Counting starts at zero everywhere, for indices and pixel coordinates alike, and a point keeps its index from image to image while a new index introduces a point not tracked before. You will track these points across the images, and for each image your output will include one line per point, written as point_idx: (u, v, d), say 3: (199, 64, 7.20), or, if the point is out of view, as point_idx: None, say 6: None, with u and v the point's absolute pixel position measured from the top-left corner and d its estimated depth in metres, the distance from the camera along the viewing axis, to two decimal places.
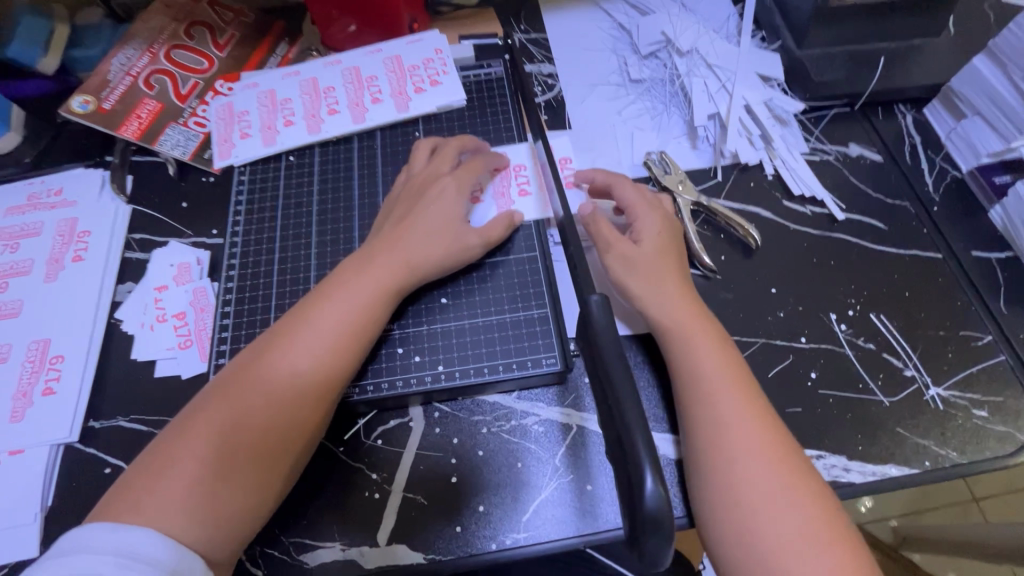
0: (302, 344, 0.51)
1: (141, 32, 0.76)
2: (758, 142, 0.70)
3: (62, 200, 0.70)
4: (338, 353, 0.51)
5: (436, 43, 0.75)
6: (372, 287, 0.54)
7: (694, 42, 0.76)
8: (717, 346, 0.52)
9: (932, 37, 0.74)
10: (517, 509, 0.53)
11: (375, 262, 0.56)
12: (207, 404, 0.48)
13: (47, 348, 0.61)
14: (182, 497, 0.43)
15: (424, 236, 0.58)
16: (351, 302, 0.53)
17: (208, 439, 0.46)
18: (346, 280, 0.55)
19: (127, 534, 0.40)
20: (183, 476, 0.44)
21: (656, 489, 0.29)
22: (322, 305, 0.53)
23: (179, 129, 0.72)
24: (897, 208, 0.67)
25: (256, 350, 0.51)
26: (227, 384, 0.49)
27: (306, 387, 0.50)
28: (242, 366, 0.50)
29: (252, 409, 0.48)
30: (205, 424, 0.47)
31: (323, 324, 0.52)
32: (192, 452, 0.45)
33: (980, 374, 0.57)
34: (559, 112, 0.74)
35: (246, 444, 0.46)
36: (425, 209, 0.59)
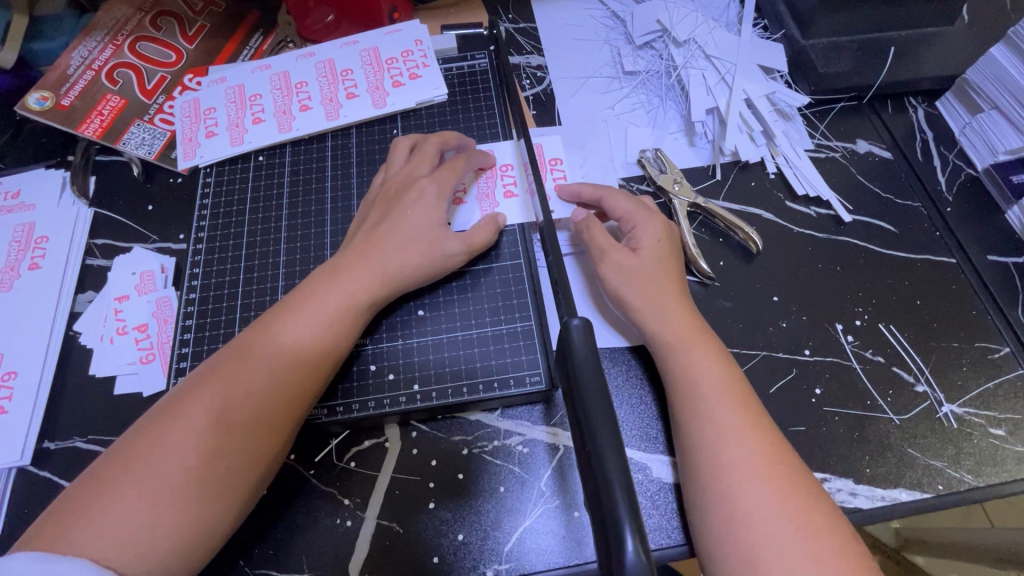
0: (264, 360, 0.47)
1: (103, 22, 0.71)
2: (759, 139, 0.65)
3: (19, 203, 0.66)
4: (305, 370, 0.48)
5: (417, 34, 0.70)
6: (341, 298, 0.51)
7: (691, 31, 0.72)
8: (715, 359, 0.48)
9: (945, 25, 0.69)
10: (499, 537, 0.49)
11: (346, 271, 0.52)
12: (156, 424, 0.44)
13: (0, 363, 0.57)
14: (120, 527, 0.39)
15: (398, 244, 0.54)
16: (319, 315, 0.50)
17: (154, 463, 0.42)
18: (313, 291, 0.51)
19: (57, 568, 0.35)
20: (123, 505, 0.40)
21: (639, 554, 0.26)
22: (286, 317, 0.49)
23: (144, 126, 0.68)
24: (908, 209, 0.62)
25: (213, 366, 0.47)
26: (180, 402, 0.45)
27: (267, 407, 0.46)
28: (197, 383, 0.46)
29: (206, 430, 0.43)
30: (151, 446, 0.42)
31: (288, 339, 0.48)
32: (136, 477, 0.41)
33: (996, 389, 0.53)
34: (548, 107, 0.70)
35: (197, 469, 0.42)
36: (399, 214, 0.55)
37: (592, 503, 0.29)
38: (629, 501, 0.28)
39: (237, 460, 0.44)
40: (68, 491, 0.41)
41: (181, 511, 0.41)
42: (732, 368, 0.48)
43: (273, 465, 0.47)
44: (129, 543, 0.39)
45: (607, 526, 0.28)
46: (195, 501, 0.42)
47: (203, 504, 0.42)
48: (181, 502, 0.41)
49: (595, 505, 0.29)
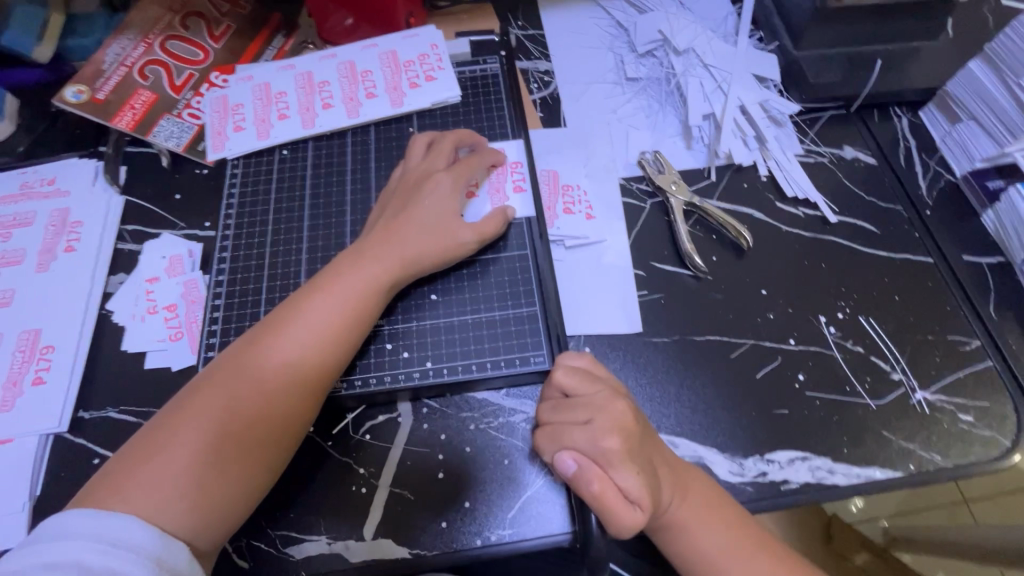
0: (292, 337, 0.51)
1: (136, 22, 0.75)
2: (752, 143, 0.70)
3: (55, 190, 0.70)
4: (329, 347, 0.52)
5: (432, 38, 0.74)
6: (364, 281, 0.55)
7: (690, 42, 0.76)
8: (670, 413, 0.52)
9: (929, 40, 0.73)
10: (503, 506, 0.53)
11: (368, 256, 0.56)
12: (195, 394, 0.48)
13: (38, 338, 0.61)
14: (169, 483, 0.44)
15: (415, 232, 0.58)
16: (342, 296, 0.54)
17: (195, 428, 0.46)
18: (337, 274, 0.55)
19: (114, 523, 0.40)
20: (171, 463, 0.45)
21: None
22: (313, 298, 0.53)
23: (173, 120, 0.72)
24: (889, 211, 0.67)
25: (246, 342, 0.51)
26: (217, 374, 0.49)
27: (297, 378, 0.50)
28: (234, 356, 0.50)
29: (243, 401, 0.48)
30: (195, 411, 0.47)
31: (314, 318, 0.52)
32: (179, 441, 0.45)
33: (966, 379, 0.57)
34: (554, 110, 0.74)
35: (233, 434, 0.47)
36: (417, 205, 0.59)
37: None
38: None
39: (268, 427, 0.48)
40: (120, 452, 0.46)
41: (220, 471, 0.46)
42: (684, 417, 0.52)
43: (302, 431, 0.51)
44: (175, 498, 0.44)
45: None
46: (231, 462, 0.46)
47: (238, 466, 0.46)
48: (219, 464, 0.46)
49: None
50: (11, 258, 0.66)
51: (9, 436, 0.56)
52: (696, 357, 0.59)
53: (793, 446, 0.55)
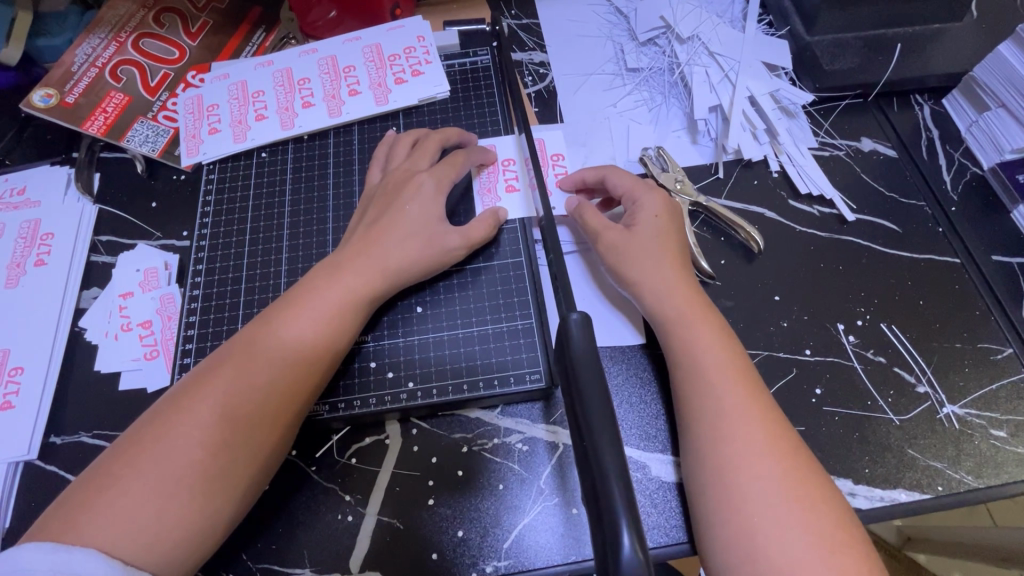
0: (266, 353, 0.48)
1: (107, 19, 0.71)
2: (762, 136, 0.65)
3: (25, 200, 0.66)
4: (303, 365, 0.48)
5: (419, 30, 0.70)
6: (342, 293, 0.51)
7: (695, 28, 0.71)
8: (717, 332, 0.49)
9: (953, 21, 0.68)
10: (498, 535, 0.49)
11: (347, 266, 0.52)
12: (162, 415, 0.44)
13: (7, 359, 0.58)
14: (122, 522, 0.40)
15: (399, 239, 0.54)
16: (319, 309, 0.50)
17: (158, 452, 0.42)
18: (314, 285, 0.52)
19: (68, 558, 0.36)
20: (126, 499, 0.41)
21: (635, 550, 0.26)
22: (287, 315, 0.50)
23: (148, 124, 0.68)
24: (912, 208, 0.62)
25: (218, 359, 0.48)
26: (184, 394, 0.46)
27: (268, 402, 0.46)
28: (200, 379, 0.47)
29: (213, 423, 0.44)
30: (152, 443, 0.43)
31: (290, 332, 0.49)
32: (145, 467, 0.42)
33: (998, 391, 0.53)
34: (550, 105, 0.69)
35: (201, 458, 0.43)
36: (401, 209, 0.56)
37: (590, 498, 0.29)
38: (628, 501, 0.27)
39: (238, 451, 0.45)
40: (82, 478, 0.42)
41: (185, 499, 0.42)
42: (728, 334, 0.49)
43: (275, 455, 0.47)
44: (137, 529, 0.40)
45: (604, 524, 0.27)
46: (200, 489, 0.43)
47: (207, 493, 0.43)
48: (186, 490, 0.42)
49: (591, 499, 0.29)
50: None
51: None
52: None
53: None
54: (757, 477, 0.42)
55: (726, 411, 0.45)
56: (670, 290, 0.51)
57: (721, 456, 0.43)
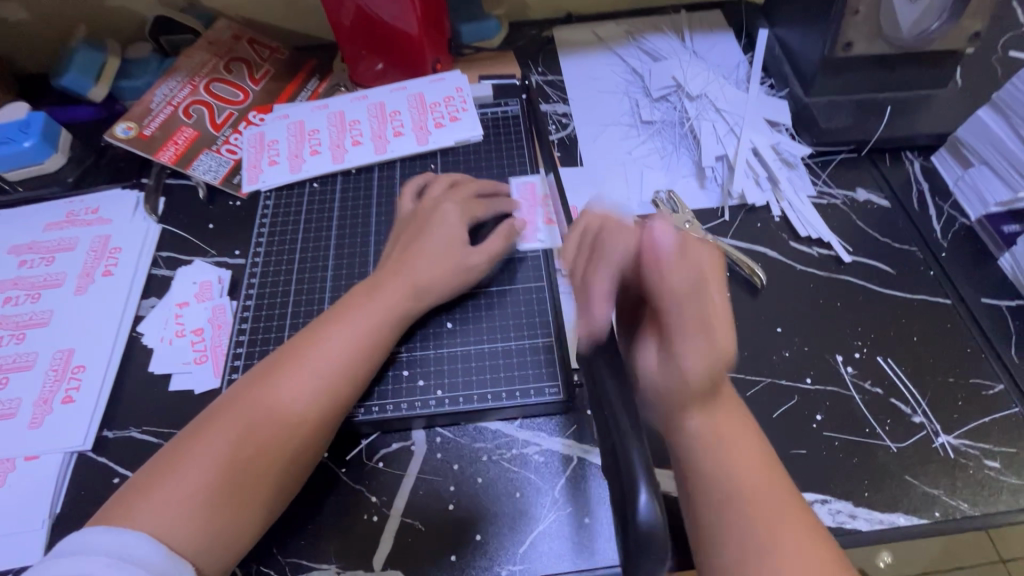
0: (310, 360, 0.53)
1: (185, 66, 0.82)
2: (764, 184, 0.71)
3: (98, 218, 0.74)
4: (339, 376, 0.53)
5: (457, 82, 0.79)
6: (377, 313, 0.57)
7: (703, 87, 0.79)
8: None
9: (939, 88, 0.75)
10: (514, 540, 0.52)
11: (384, 286, 0.58)
12: (216, 416, 0.50)
13: (71, 358, 0.64)
14: (177, 511, 0.44)
15: (431, 260, 0.60)
16: (356, 327, 0.55)
17: (211, 448, 0.47)
18: (354, 303, 0.57)
19: (119, 540, 0.42)
20: (180, 491, 0.45)
21: (651, 505, 0.31)
22: (329, 328, 0.55)
23: (212, 155, 0.77)
24: (904, 252, 0.67)
25: (267, 367, 0.53)
26: (238, 397, 0.51)
27: (310, 406, 0.51)
28: (253, 382, 0.52)
29: (260, 424, 0.49)
30: (206, 441, 0.48)
31: (331, 343, 0.54)
32: (195, 466, 0.47)
33: (991, 424, 0.56)
34: (571, 150, 0.77)
35: (245, 458, 0.48)
36: (427, 237, 0.62)
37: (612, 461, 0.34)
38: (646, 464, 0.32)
39: (277, 454, 0.49)
40: (141, 474, 0.47)
41: (232, 494, 0.46)
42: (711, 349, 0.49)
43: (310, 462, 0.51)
44: (186, 524, 0.44)
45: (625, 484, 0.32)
46: (244, 485, 0.47)
47: (249, 492, 0.47)
48: (229, 489, 0.46)
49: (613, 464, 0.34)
50: (53, 281, 0.69)
51: (35, 453, 0.58)
52: None
53: (811, 488, 0.53)
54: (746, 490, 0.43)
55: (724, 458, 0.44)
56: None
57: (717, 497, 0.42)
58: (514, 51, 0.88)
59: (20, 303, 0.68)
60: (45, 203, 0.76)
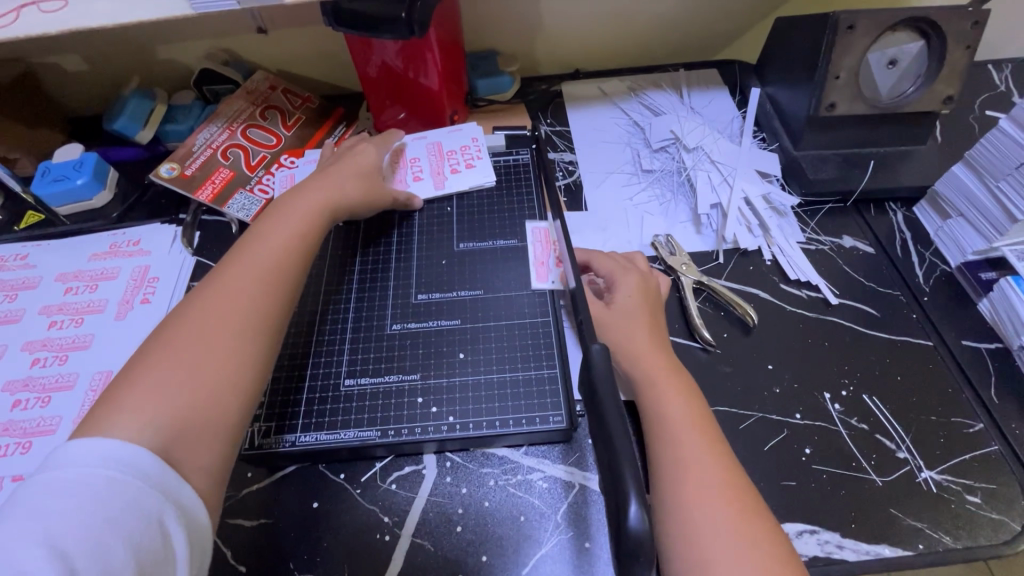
0: (248, 271, 0.55)
1: (225, 112, 0.89)
2: (756, 230, 0.77)
3: (139, 250, 0.81)
4: (281, 270, 0.57)
5: (473, 133, 0.86)
6: (303, 223, 0.62)
7: (699, 140, 0.86)
8: (681, 392, 0.58)
9: (919, 144, 0.82)
10: (518, 561, 0.55)
11: (280, 215, 0.63)
12: (159, 341, 0.49)
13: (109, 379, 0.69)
14: (143, 423, 0.43)
15: (341, 183, 0.69)
16: (280, 235, 0.60)
17: (166, 364, 0.47)
18: (272, 224, 0.61)
19: (110, 449, 0.41)
20: (143, 407, 0.44)
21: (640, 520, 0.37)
22: (250, 248, 0.58)
23: (245, 194, 0.83)
24: (888, 296, 0.72)
25: (200, 290, 0.54)
26: (178, 320, 0.51)
27: (256, 308, 0.53)
28: (189, 305, 0.52)
29: (212, 333, 0.50)
30: (159, 361, 0.47)
31: (264, 256, 0.57)
32: (157, 377, 0.46)
33: (972, 460, 0.59)
34: (577, 195, 0.83)
35: (208, 361, 0.49)
36: (329, 176, 0.70)
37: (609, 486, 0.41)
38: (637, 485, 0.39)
39: (238, 336, 0.51)
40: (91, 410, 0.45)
41: (200, 398, 0.47)
42: (692, 394, 0.58)
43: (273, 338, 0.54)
44: (161, 417, 0.44)
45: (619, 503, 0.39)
46: (211, 387, 0.48)
47: (218, 381, 0.48)
48: (198, 388, 0.47)
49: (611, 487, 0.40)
50: (95, 307, 0.75)
51: None
52: None
53: (801, 519, 0.56)
54: (710, 511, 0.50)
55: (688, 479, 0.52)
56: (649, 356, 0.61)
57: (681, 510, 0.50)
58: (525, 103, 0.96)
59: (64, 327, 0.73)
60: (91, 235, 0.83)
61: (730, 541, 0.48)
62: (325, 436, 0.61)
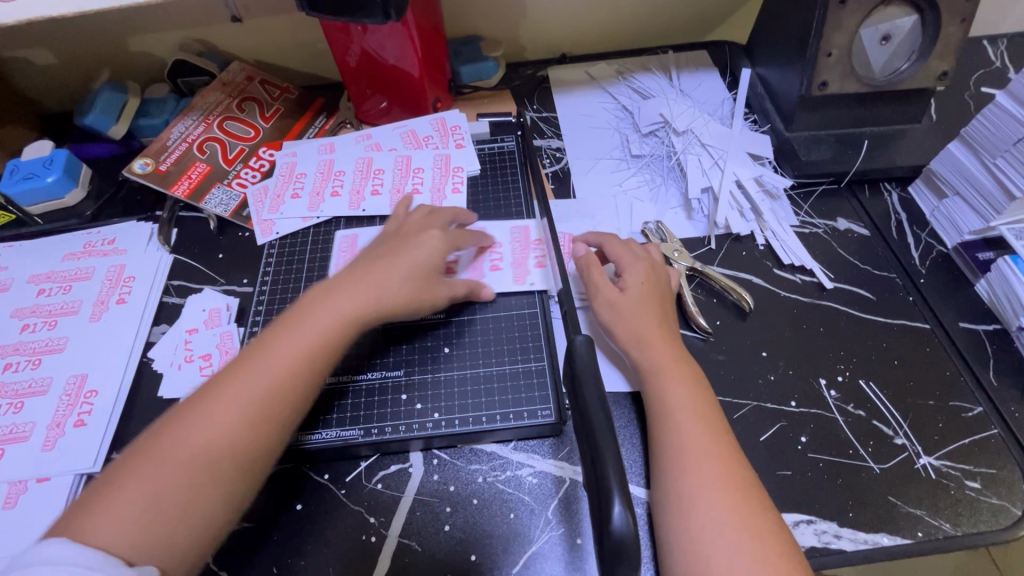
0: (263, 372, 0.53)
1: (200, 105, 0.87)
2: (749, 214, 0.75)
3: (114, 249, 0.78)
4: (292, 381, 0.53)
5: (455, 120, 0.85)
6: (331, 316, 0.57)
7: (689, 123, 0.83)
8: (689, 385, 0.56)
9: (913, 123, 0.80)
10: (508, 560, 0.54)
11: (336, 294, 0.58)
12: (166, 429, 0.50)
13: (84, 383, 0.66)
14: (136, 522, 0.45)
15: (398, 276, 0.61)
16: (308, 331, 0.56)
17: (164, 460, 0.48)
18: (306, 311, 0.57)
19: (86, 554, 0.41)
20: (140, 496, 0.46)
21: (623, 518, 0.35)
22: (282, 339, 0.55)
23: (223, 189, 0.81)
24: (885, 279, 0.70)
25: (221, 377, 0.53)
26: (191, 407, 0.51)
27: (264, 412, 0.51)
28: (209, 391, 0.52)
29: (210, 433, 0.49)
30: (162, 454, 0.48)
31: (286, 351, 0.54)
32: (174, 456, 0.48)
33: (972, 445, 0.58)
34: (565, 182, 0.81)
35: (198, 465, 0.48)
36: (406, 253, 0.63)
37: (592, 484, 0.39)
38: (620, 483, 0.37)
39: (237, 440, 0.50)
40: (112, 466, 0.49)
41: (189, 499, 0.47)
42: (696, 381, 0.57)
43: (275, 449, 0.52)
44: (140, 521, 0.45)
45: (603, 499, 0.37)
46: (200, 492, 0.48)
47: (204, 497, 0.48)
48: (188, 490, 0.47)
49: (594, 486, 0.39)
50: (69, 308, 0.73)
51: (47, 474, 0.60)
52: None
53: (797, 509, 0.55)
54: (712, 503, 0.48)
55: (689, 469, 0.51)
56: (652, 344, 0.59)
57: (681, 494, 0.50)
58: (511, 89, 0.93)
59: (36, 330, 0.71)
60: (65, 235, 0.80)
61: (731, 526, 0.47)
62: (307, 436, 0.59)
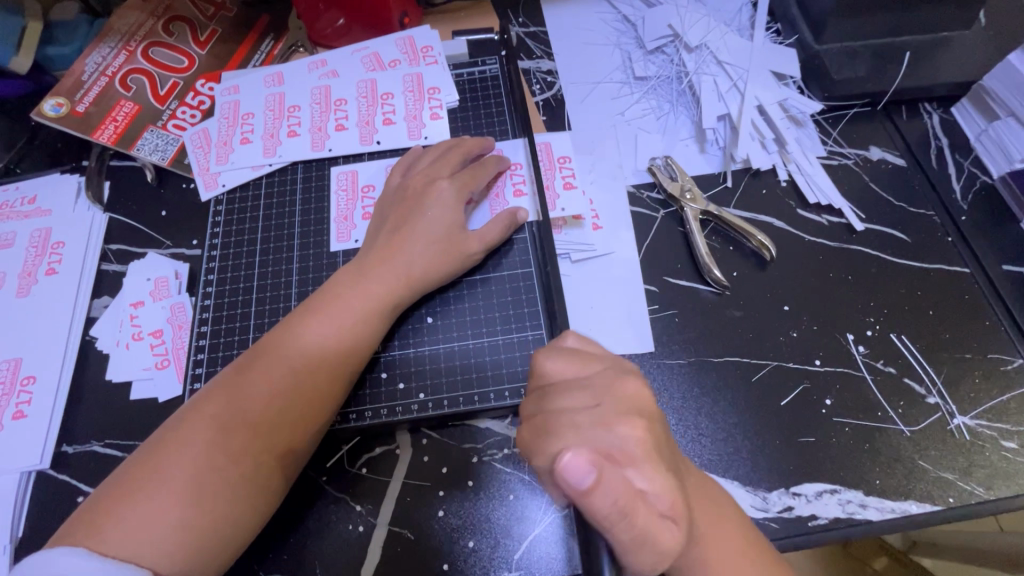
0: (288, 359, 0.48)
1: (117, 27, 0.71)
2: (771, 145, 0.65)
3: (36, 209, 0.67)
4: (325, 372, 0.49)
5: (426, 39, 0.71)
6: (363, 300, 0.52)
7: (703, 37, 0.71)
8: None
9: (963, 28, 0.68)
10: (510, 544, 0.49)
11: (370, 273, 0.53)
12: (183, 422, 0.45)
13: (19, 368, 0.58)
14: (159, 525, 0.40)
15: (421, 245, 0.55)
16: (342, 318, 0.51)
17: (186, 457, 0.43)
18: (333, 295, 0.52)
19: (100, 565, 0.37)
20: (163, 495, 0.41)
21: None
22: (309, 322, 0.50)
23: (157, 132, 0.68)
24: (921, 217, 0.62)
25: (244, 364, 0.48)
26: (212, 398, 0.46)
27: (294, 403, 0.47)
28: (233, 378, 0.47)
29: (233, 427, 0.45)
30: (181, 449, 0.43)
31: (313, 336, 0.49)
32: (193, 452, 0.43)
33: (1009, 402, 0.53)
34: (558, 113, 0.70)
35: (221, 467, 0.43)
36: (423, 217, 0.56)
37: None
38: None
39: (265, 433, 0.45)
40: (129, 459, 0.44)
41: (211, 499, 0.42)
42: None
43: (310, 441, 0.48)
44: (161, 525, 0.40)
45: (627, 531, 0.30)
46: (222, 494, 0.43)
47: (230, 501, 0.43)
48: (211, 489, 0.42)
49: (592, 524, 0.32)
50: None
51: None
52: (716, 381, 0.55)
53: (820, 478, 0.51)
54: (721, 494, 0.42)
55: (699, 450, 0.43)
56: None
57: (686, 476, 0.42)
58: None
59: None
60: None
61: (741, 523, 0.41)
62: None
